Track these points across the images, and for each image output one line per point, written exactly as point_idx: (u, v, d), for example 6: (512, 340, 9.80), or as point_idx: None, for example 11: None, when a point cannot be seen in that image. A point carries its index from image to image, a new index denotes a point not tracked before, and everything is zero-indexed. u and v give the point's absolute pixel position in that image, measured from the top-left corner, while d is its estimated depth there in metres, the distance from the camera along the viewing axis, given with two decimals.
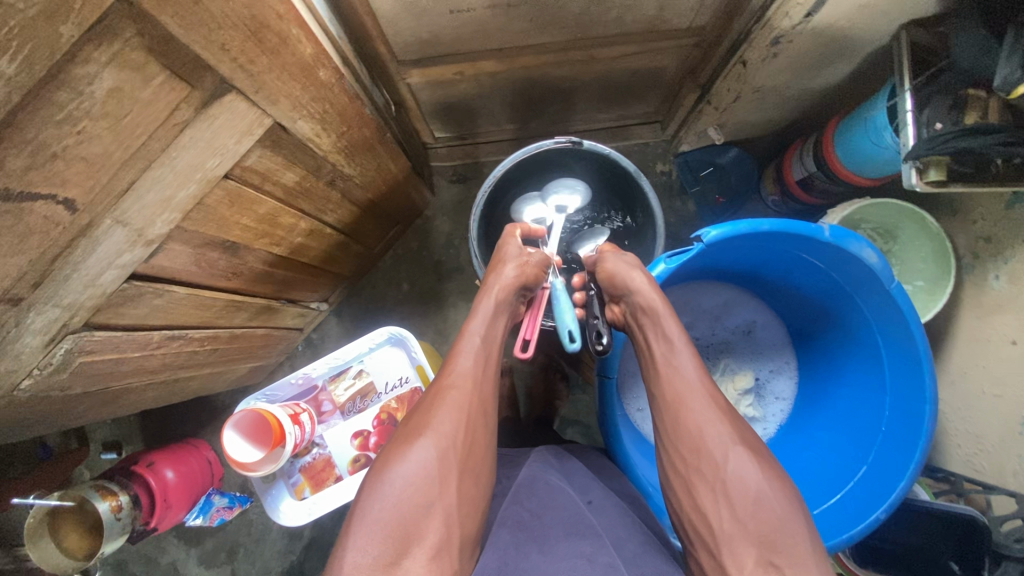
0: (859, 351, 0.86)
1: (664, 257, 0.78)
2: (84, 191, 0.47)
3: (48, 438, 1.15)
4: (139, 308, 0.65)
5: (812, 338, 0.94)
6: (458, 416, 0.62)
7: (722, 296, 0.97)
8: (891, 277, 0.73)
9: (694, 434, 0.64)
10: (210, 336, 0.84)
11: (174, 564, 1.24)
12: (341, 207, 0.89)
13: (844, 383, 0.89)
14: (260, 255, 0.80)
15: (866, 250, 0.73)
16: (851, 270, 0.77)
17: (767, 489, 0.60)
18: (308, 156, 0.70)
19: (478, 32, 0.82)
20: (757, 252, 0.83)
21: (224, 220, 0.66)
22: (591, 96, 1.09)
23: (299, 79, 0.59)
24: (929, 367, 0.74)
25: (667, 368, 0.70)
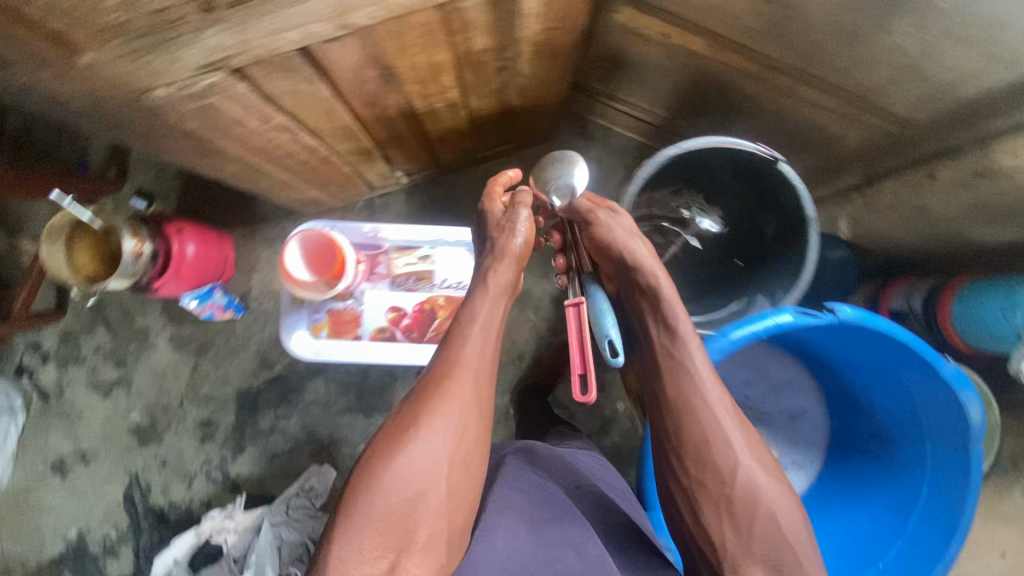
0: (897, 485, 0.86)
1: (792, 311, 0.73)
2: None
3: (91, 158, 1.19)
4: (285, 83, 0.62)
5: (851, 453, 0.94)
6: (452, 416, 0.66)
7: (787, 372, 0.99)
8: (979, 438, 0.73)
9: (703, 450, 0.69)
10: (312, 147, 0.82)
11: (146, 330, 1.24)
12: (490, 98, 0.86)
13: (861, 507, 0.90)
14: (401, 99, 0.77)
15: (975, 406, 0.72)
16: (945, 415, 0.77)
17: (779, 501, 0.68)
18: (508, 31, 0.67)
19: (712, 8, 0.78)
20: (866, 353, 0.82)
21: (405, 45, 0.63)
22: (756, 128, 1.05)
23: None
24: (961, 535, 0.75)
25: (671, 368, 0.72)
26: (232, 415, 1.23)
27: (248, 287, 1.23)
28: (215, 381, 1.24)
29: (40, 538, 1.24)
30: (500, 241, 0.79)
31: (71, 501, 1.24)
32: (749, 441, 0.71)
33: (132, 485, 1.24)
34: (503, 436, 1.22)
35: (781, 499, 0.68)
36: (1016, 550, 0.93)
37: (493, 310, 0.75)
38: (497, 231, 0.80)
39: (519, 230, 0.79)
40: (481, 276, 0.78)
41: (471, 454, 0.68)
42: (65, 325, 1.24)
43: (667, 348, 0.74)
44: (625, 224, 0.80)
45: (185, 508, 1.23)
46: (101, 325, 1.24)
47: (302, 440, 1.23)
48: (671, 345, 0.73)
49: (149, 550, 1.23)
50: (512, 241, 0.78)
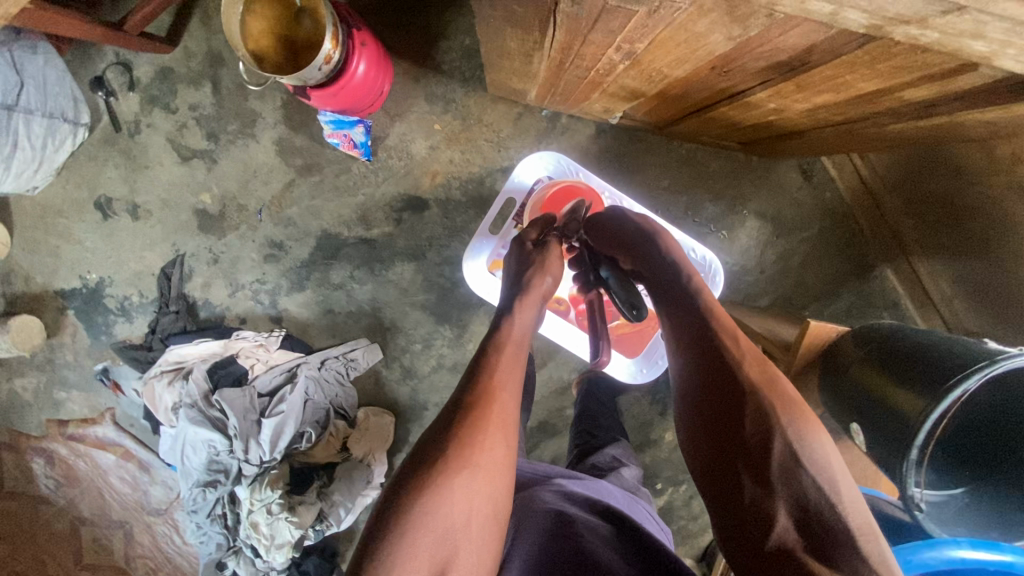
0: None
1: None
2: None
3: None
4: (706, 25, 0.46)
5: None
6: (496, 430, 0.56)
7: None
8: None
9: (716, 391, 0.61)
10: (608, 72, 0.65)
11: (254, 116, 1.06)
12: (811, 121, 0.71)
13: None
14: (750, 85, 0.61)
15: None
16: None
17: (811, 446, 0.55)
18: (957, 104, 0.52)
19: None
20: None
21: (861, 63, 0.47)
22: (970, 281, 0.96)
23: None
24: None
25: (682, 309, 0.68)
26: (307, 251, 1.12)
27: (386, 133, 1.06)
28: (305, 209, 1.10)
29: (56, 264, 1.13)
30: (531, 276, 0.76)
31: (103, 245, 1.12)
32: (767, 374, 0.60)
33: (173, 263, 1.12)
34: (552, 407, 1.18)
35: (815, 437, 0.55)
36: None
37: (527, 323, 0.71)
38: (534, 267, 0.77)
39: (546, 278, 0.77)
40: (508, 304, 0.73)
41: (499, 472, 0.54)
42: (168, 60, 1.04)
43: (680, 294, 0.70)
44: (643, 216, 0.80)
45: (219, 312, 1.15)
46: (209, 83, 1.05)
47: (364, 311, 1.15)
48: (687, 295, 0.69)
49: (168, 333, 1.13)
50: (543, 277, 0.76)
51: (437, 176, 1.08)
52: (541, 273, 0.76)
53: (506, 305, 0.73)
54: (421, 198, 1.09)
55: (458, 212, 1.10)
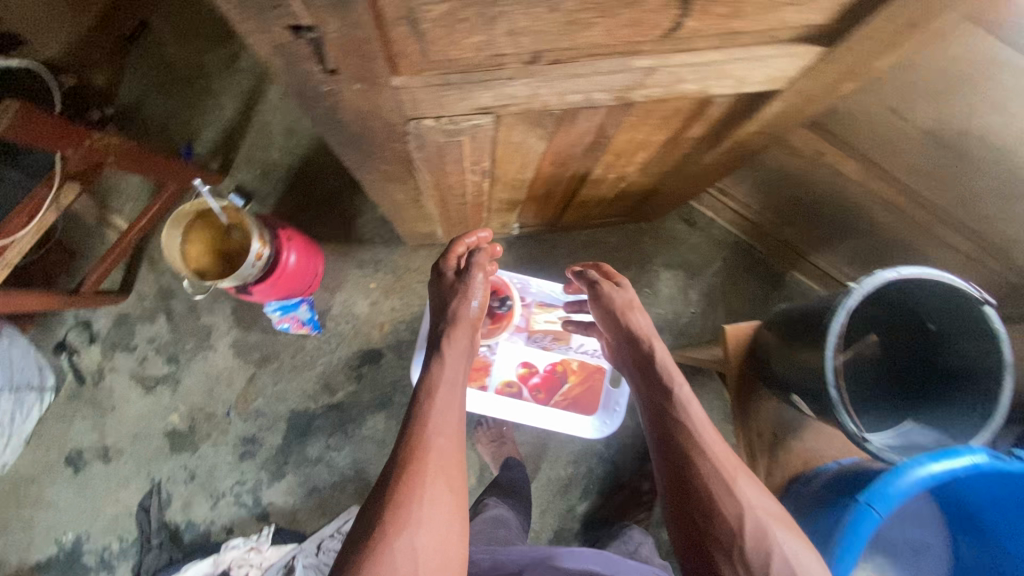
0: None
1: (986, 452, 0.59)
2: (694, 27, 0.45)
3: (197, 148, 1.20)
4: (520, 134, 0.62)
5: None
6: (444, 486, 0.58)
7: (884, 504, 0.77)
8: None
9: (687, 476, 0.63)
10: (480, 192, 0.81)
11: (209, 330, 1.16)
12: (650, 177, 0.88)
13: None
14: (586, 166, 0.78)
15: None
16: None
17: (803, 560, 0.57)
18: (726, 127, 0.69)
19: (884, 141, 0.83)
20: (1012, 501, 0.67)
21: (640, 122, 0.64)
22: (861, 252, 1.10)
23: (838, 78, 0.56)
24: None
25: (667, 413, 0.69)
26: (280, 436, 1.15)
27: (329, 305, 1.18)
28: (270, 397, 1.16)
29: (30, 536, 1.10)
30: (457, 306, 0.75)
31: (78, 500, 1.12)
32: (758, 487, 0.62)
33: (151, 494, 1.12)
34: (561, 510, 1.15)
35: (809, 554, 0.58)
36: None
37: (456, 366, 0.70)
38: (453, 295, 0.77)
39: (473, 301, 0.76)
40: (436, 346, 0.72)
41: (444, 523, 0.56)
42: (124, 307, 1.17)
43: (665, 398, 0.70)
44: (640, 318, 0.78)
45: (203, 530, 1.12)
46: (163, 314, 1.17)
47: (348, 477, 1.15)
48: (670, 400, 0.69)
49: (154, 571, 1.08)
50: (467, 303, 0.75)
51: (384, 326, 1.19)
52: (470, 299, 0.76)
53: (439, 349, 0.71)
54: (375, 350, 1.18)
55: (412, 351, 1.18)
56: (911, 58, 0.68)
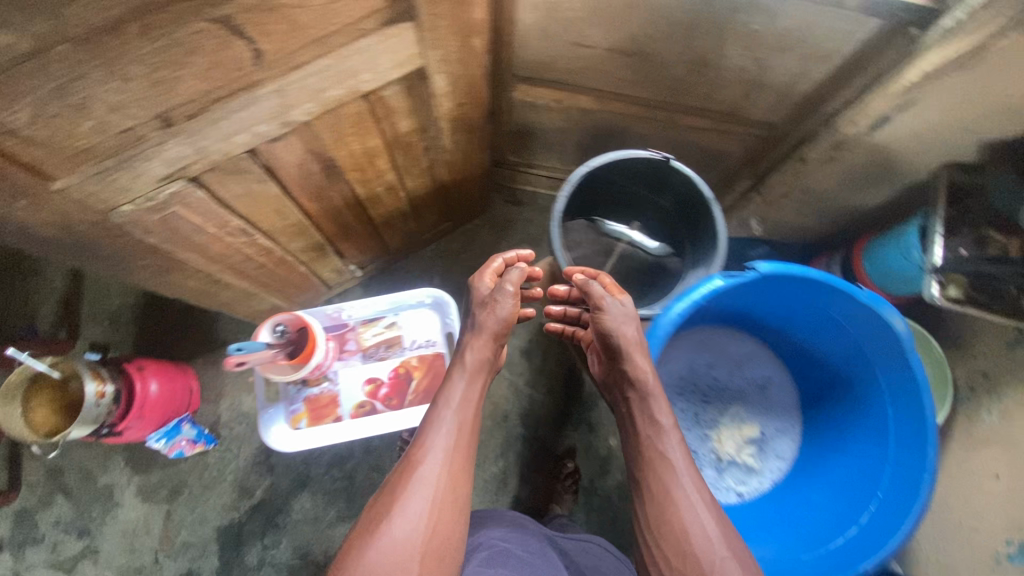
0: (861, 417, 0.83)
1: (718, 274, 0.76)
2: (276, 48, 0.53)
3: (37, 325, 1.22)
4: (237, 186, 0.69)
5: (822, 404, 0.90)
6: (444, 484, 0.70)
7: (719, 360, 0.96)
8: (910, 350, 0.71)
9: (653, 492, 0.70)
10: (267, 249, 0.87)
11: (110, 488, 1.15)
12: (422, 175, 0.96)
13: (847, 449, 0.84)
14: (343, 190, 0.85)
15: (896, 318, 0.70)
16: (872, 336, 0.75)
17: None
18: (426, 110, 0.78)
19: (590, 69, 0.95)
20: (790, 304, 0.83)
21: (340, 136, 0.72)
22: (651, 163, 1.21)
23: (459, 37, 0.66)
24: (933, 438, 0.70)
25: (645, 432, 0.74)
26: (215, 558, 1.14)
27: (217, 414, 1.20)
28: (191, 525, 1.15)
29: None
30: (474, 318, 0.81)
31: None
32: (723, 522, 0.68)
33: None
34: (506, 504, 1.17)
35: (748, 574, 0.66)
36: (1006, 467, 0.91)
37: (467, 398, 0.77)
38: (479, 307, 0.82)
39: (496, 305, 0.80)
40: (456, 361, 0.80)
41: (443, 525, 0.68)
42: (18, 504, 1.14)
43: (646, 416, 0.74)
44: (631, 335, 0.76)
45: None
46: (60, 493, 1.15)
47: (296, 567, 1.14)
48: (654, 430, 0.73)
49: None
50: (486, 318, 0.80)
51: None
52: (490, 313, 0.80)
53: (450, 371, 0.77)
54: None
55: None
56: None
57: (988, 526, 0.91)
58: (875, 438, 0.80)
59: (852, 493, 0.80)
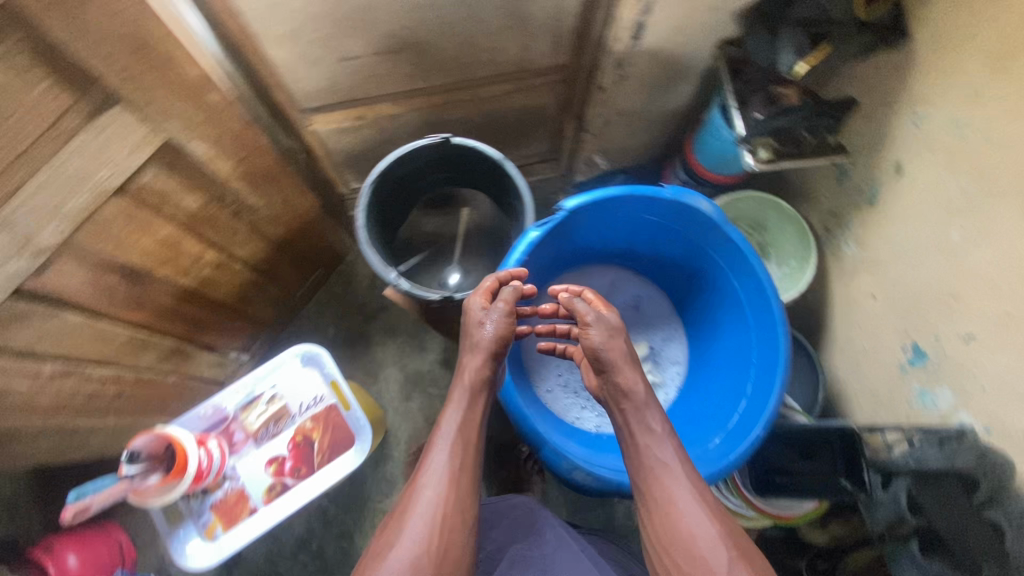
0: (719, 297, 0.86)
1: (534, 227, 0.78)
2: None
3: None
4: (27, 330, 0.65)
5: (689, 301, 0.93)
6: (444, 501, 0.67)
7: None
8: (725, 222, 0.76)
9: (653, 499, 0.67)
10: (113, 377, 0.82)
11: None
12: (251, 241, 0.93)
13: (722, 331, 0.87)
14: (165, 287, 0.82)
15: (701, 202, 0.75)
16: (688, 222, 0.79)
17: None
18: (207, 179, 0.76)
19: (370, 78, 0.94)
20: (615, 224, 0.85)
21: (121, 238, 0.69)
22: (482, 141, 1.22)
23: (187, 99, 0.65)
24: (773, 291, 0.74)
25: (639, 440, 0.71)
26: None
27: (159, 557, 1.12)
28: None
29: None
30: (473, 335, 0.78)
31: None
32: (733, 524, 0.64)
33: None
34: None
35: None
36: (877, 286, 0.97)
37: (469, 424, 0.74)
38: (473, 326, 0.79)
39: (488, 327, 0.77)
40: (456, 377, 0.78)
41: (446, 543, 0.65)
42: None
43: (640, 423, 0.72)
44: (619, 348, 0.75)
45: None
46: None
47: None
48: (648, 436, 0.70)
49: None
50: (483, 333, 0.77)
51: None
52: (486, 325, 0.77)
53: (449, 391, 0.77)
54: None
55: None
56: (287, 30, 0.79)
57: (887, 342, 0.97)
58: (735, 312, 0.83)
59: (734, 368, 0.83)
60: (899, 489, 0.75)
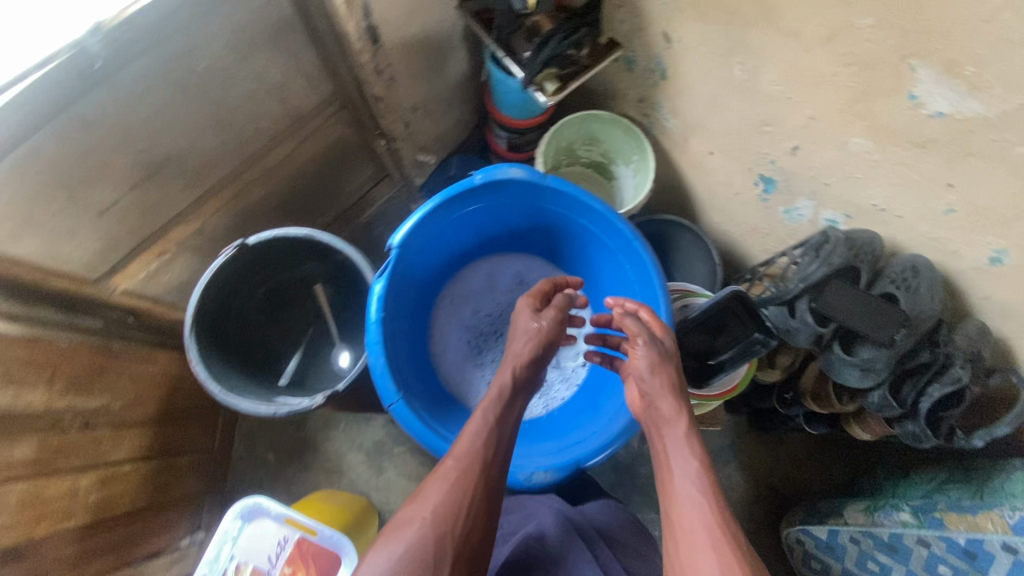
0: (584, 239, 0.80)
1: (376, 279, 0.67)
2: None
3: None
4: None
5: (563, 252, 0.85)
6: (470, 479, 0.65)
7: (476, 298, 0.86)
8: (543, 175, 0.70)
9: (676, 529, 0.62)
10: None
11: None
12: (122, 437, 0.84)
13: (600, 267, 0.83)
14: (57, 540, 0.72)
15: (511, 169, 0.69)
16: (513, 192, 0.73)
17: None
18: (27, 419, 0.69)
19: (145, 213, 0.85)
20: (451, 226, 0.76)
21: None
22: (304, 200, 1.15)
23: None
24: (614, 214, 0.72)
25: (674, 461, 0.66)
26: None
27: None
28: None
29: None
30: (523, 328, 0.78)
31: None
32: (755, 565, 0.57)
33: None
34: None
35: None
36: (709, 142, 1.02)
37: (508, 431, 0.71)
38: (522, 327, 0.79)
39: (540, 322, 0.77)
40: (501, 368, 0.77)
41: (468, 515, 0.63)
42: None
43: (676, 441, 0.67)
44: (668, 375, 0.71)
45: None
46: None
47: None
48: (684, 460, 0.65)
49: None
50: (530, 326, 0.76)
51: None
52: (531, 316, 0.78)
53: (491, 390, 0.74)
54: None
55: None
56: (15, 224, 0.69)
57: (742, 182, 1.03)
58: (603, 247, 0.79)
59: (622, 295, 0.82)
60: (800, 308, 0.79)
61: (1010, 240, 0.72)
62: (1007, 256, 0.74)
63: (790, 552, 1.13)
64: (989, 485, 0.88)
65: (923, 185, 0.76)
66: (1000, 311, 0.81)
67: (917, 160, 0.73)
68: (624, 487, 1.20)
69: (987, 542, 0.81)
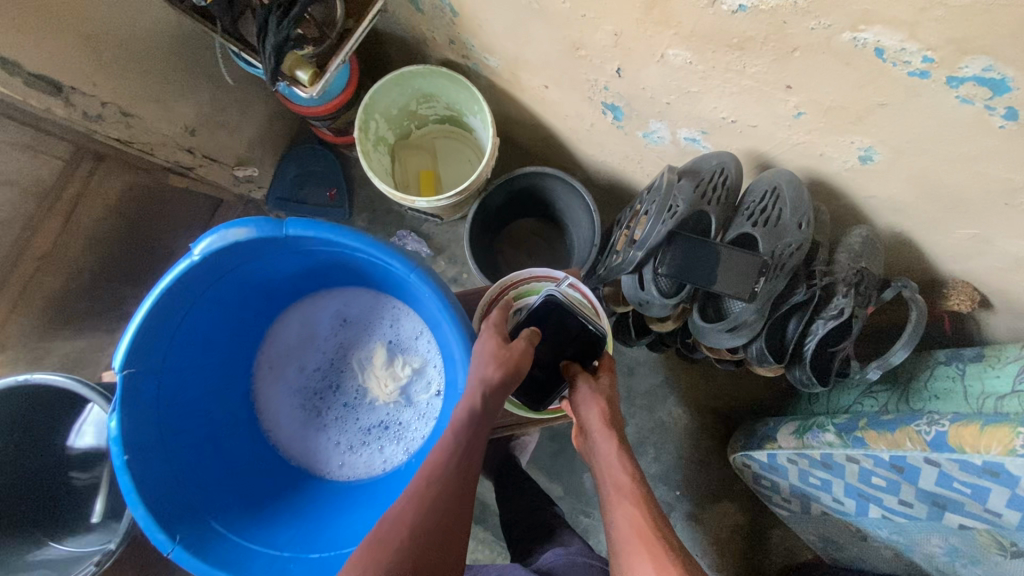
0: (370, 269, 0.69)
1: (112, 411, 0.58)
2: None
3: None
4: None
5: (366, 279, 0.74)
6: (452, 483, 0.55)
7: (297, 352, 0.79)
8: (273, 225, 0.57)
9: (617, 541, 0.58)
10: None
11: None
12: None
13: (403, 292, 0.72)
14: None
15: (230, 232, 0.57)
16: (254, 249, 0.61)
17: None
18: None
19: None
20: (212, 306, 0.66)
21: None
22: (131, 268, 0.98)
23: None
24: (374, 245, 0.59)
25: (609, 473, 0.63)
26: None
27: None
28: None
29: None
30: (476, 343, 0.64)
31: None
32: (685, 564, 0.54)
33: None
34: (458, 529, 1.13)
35: None
36: (539, 75, 0.83)
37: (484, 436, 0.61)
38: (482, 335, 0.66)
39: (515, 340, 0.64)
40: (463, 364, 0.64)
41: (452, 528, 0.52)
42: None
43: (607, 460, 0.64)
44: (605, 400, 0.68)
45: None
46: None
47: None
48: (629, 468, 0.63)
49: None
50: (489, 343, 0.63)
51: None
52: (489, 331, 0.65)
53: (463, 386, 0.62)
54: None
55: None
56: None
57: (590, 113, 0.85)
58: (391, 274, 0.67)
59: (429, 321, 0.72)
60: (648, 276, 0.72)
61: (873, 135, 0.57)
62: (876, 153, 0.59)
63: (741, 473, 1.09)
64: (913, 385, 0.81)
65: (763, 91, 0.59)
66: (889, 210, 0.67)
67: (743, 64, 0.56)
68: (566, 453, 1.16)
69: (908, 458, 0.74)
